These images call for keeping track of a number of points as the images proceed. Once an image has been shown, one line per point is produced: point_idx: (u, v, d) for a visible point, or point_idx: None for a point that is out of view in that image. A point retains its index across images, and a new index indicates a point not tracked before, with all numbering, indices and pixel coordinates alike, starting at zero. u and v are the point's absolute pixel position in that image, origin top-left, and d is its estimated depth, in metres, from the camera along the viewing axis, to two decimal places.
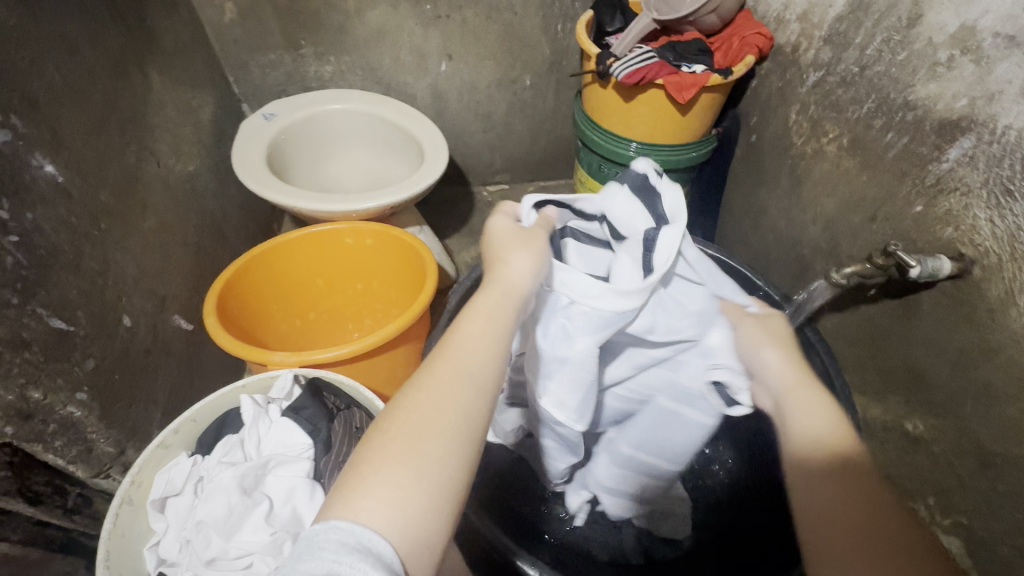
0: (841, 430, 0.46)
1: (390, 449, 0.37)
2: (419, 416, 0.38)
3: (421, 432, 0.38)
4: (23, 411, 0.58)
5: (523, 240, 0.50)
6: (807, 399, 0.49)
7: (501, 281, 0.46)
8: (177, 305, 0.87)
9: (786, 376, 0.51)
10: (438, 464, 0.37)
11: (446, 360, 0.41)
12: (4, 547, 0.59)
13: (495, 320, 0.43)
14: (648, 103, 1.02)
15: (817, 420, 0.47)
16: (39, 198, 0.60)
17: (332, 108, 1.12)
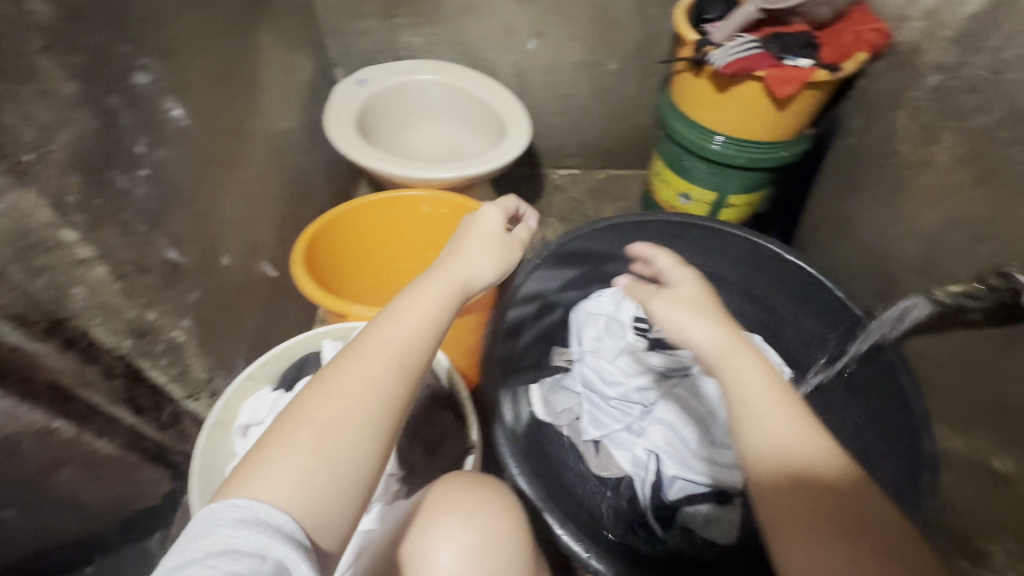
0: (811, 448, 0.43)
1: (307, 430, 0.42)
2: (340, 399, 0.43)
3: (333, 418, 0.42)
4: (138, 329, 0.63)
5: (496, 245, 0.60)
6: (751, 377, 0.48)
7: (459, 273, 0.55)
8: (266, 253, 0.92)
9: (719, 346, 0.51)
10: (351, 447, 0.42)
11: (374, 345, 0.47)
12: (110, 446, 0.71)
13: (432, 308, 0.51)
14: (742, 96, 0.98)
15: (778, 416, 0.45)
16: (167, 138, 0.65)
17: (420, 79, 1.15)
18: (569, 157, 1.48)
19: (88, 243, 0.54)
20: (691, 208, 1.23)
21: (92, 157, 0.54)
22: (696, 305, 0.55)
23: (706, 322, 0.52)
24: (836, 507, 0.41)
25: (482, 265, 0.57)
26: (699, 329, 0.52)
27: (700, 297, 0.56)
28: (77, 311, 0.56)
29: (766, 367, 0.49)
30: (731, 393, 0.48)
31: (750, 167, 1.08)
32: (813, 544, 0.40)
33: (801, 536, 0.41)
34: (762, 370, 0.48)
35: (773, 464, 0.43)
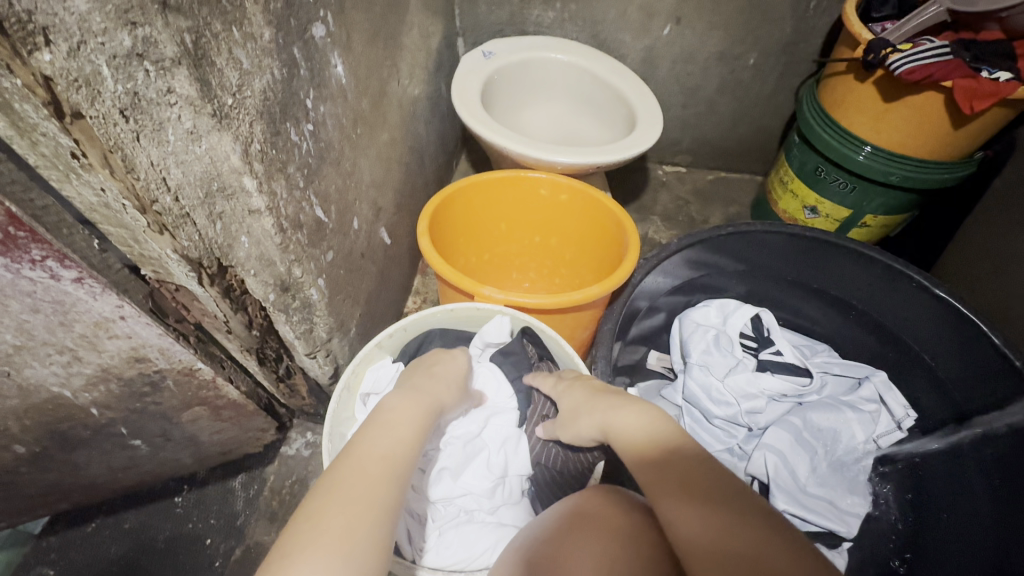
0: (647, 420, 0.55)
1: (322, 533, 0.40)
2: (347, 507, 0.42)
3: (347, 527, 0.41)
4: (283, 283, 0.63)
5: (438, 362, 0.65)
6: (630, 416, 0.56)
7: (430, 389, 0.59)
8: (385, 219, 0.91)
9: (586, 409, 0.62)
10: (370, 545, 0.41)
11: (377, 449, 0.48)
12: (235, 394, 0.72)
13: (421, 414, 0.54)
14: (915, 107, 0.88)
15: (640, 426, 0.55)
16: (330, 94, 0.64)
17: (548, 57, 1.11)
18: (679, 153, 1.40)
19: (263, 194, 0.53)
20: (816, 222, 1.14)
21: (275, 107, 0.53)
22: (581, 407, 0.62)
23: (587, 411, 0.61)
24: (695, 470, 0.49)
25: (453, 396, 0.62)
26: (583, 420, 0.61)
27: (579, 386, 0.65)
28: (239, 259, 0.56)
29: (639, 407, 0.57)
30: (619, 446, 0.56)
31: (901, 186, 0.98)
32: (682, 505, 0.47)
33: (670, 500, 0.47)
34: (635, 413, 0.57)
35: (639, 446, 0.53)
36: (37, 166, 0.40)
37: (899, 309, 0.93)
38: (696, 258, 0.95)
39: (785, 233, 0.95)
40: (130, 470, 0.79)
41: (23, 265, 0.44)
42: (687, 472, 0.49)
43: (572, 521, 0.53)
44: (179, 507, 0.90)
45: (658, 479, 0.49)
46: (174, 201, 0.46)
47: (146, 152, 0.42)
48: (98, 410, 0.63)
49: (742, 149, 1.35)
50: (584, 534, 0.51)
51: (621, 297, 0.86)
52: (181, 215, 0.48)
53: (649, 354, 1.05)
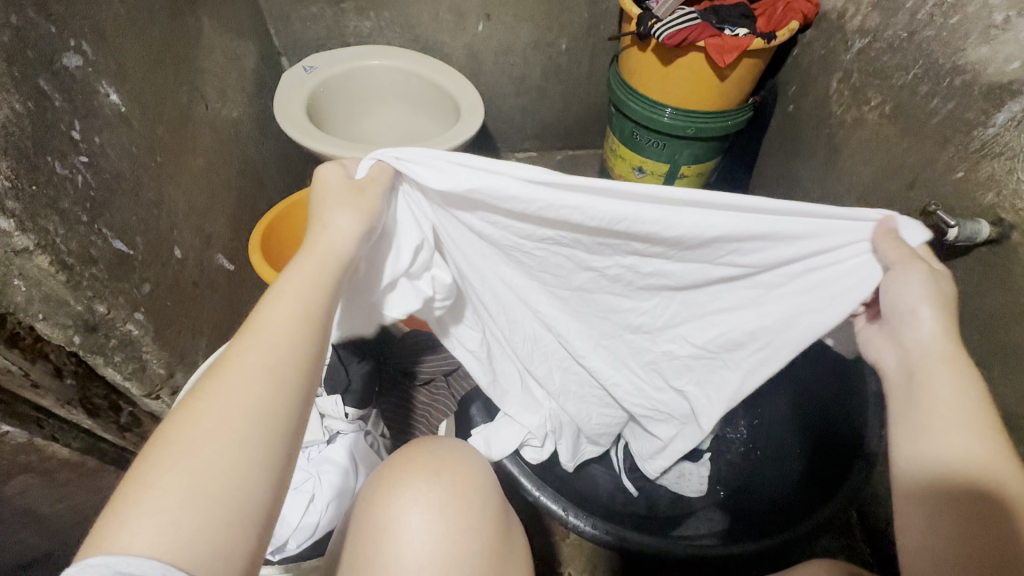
0: (971, 453, 0.41)
1: (182, 457, 0.33)
2: (228, 399, 0.35)
3: (206, 454, 0.33)
4: (88, 323, 0.61)
5: (344, 197, 0.44)
6: (947, 390, 0.42)
7: (321, 247, 0.42)
8: (220, 245, 0.90)
9: (938, 352, 0.43)
10: (238, 465, 0.33)
11: (257, 341, 0.37)
12: (67, 451, 0.68)
13: (313, 294, 0.40)
14: (686, 67, 1.02)
15: (954, 417, 0.42)
16: (105, 123, 0.63)
17: (370, 64, 1.14)
18: (526, 140, 1.49)
19: (27, 232, 0.51)
20: (645, 180, 1.27)
21: (25, 143, 0.51)
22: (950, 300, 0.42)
23: (943, 316, 0.43)
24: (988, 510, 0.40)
25: (355, 222, 0.43)
26: (930, 323, 0.43)
27: (948, 298, 0.42)
28: (20, 304, 0.54)
29: (974, 385, 0.42)
30: (930, 396, 0.43)
31: (698, 137, 1.13)
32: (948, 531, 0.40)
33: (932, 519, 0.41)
34: (968, 387, 0.42)
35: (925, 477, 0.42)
36: None
37: None
38: None
39: None
40: None
41: None
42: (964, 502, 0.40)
43: (418, 479, 0.49)
44: None
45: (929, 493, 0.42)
46: None
47: None
48: None
49: (580, 127, 1.47)
50: (425, 498, 0.48)
51: None
52: None
53: None
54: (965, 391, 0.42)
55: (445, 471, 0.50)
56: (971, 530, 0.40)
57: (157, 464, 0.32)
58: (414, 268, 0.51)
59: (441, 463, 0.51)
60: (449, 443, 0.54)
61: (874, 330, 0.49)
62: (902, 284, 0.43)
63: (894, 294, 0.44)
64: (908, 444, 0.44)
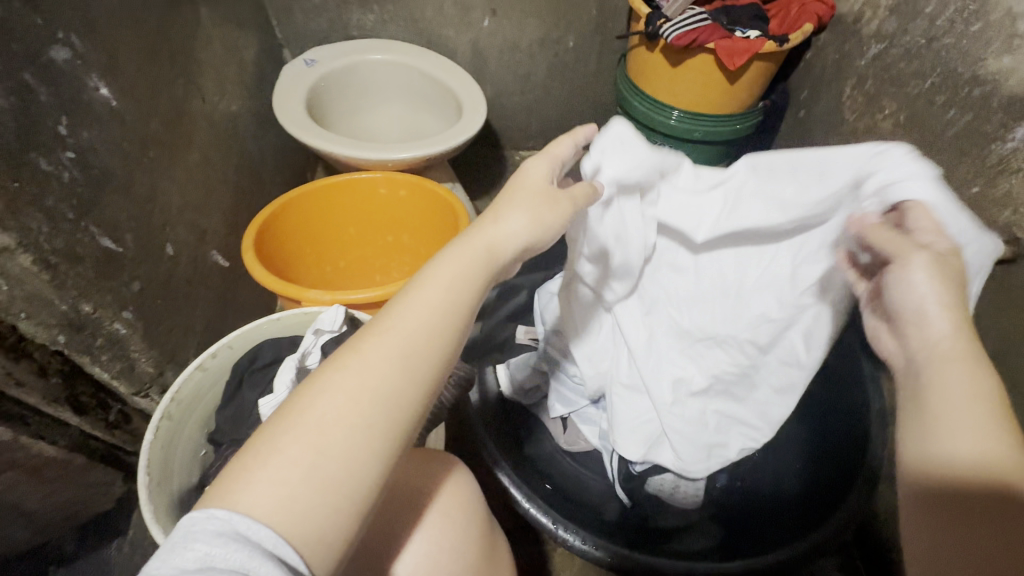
0: (992, 449, 0.31)
1: (322, 422, 0.34)
2: (363, 382, 0.35)
3: (336, 428, 0.34)
4: (74, 322, 0.60)
5: (539, 199, 0.44)
6: (966, 382, 0.33)
7: (485, 242, 0.42)
8: (215, 242, 0.88)
9: (938, 343, 0.35)
10: (362, 450, 0.34)
11: (396, 327, 0.37)
12: (53, 449, 0.67)
13: (455, 293, 0.39)
14: (695, 69, 0.99)
15: (966, 414, 0.32)
16: (94, 118, 0.61)
17: (372, 58, 1.12)
18: (531, 138, 1.47)
19: (7, 230, 0.50)
20: None
21: (6, 138, 0.50)
22: (967, 287, 0.36)
23: (963, 308, 0.35)
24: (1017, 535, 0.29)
25: (523, 223, 0.43)
26: (929, 289, 0.36)
27: (954, 278, 0.36)
28: (2, 303, 0.53)
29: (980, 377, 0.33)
30: (934, 390, 0.34)
31: (706, 141, 1.11)
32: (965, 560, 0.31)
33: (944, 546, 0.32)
34: (972, 373, 0.33)
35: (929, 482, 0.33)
36: None
37: None
38: None
39: None
40: None
41: None
42: (984, 518, 0.31)
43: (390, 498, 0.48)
44: None
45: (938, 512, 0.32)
46: None
47: None
48: None
49: (586, 126, 1.44)
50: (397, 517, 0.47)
51: None
52: None
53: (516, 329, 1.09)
54: (982, 385, 0.33)
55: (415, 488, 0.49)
56: (982, 551, 0.30)
57: (291, 428, 0.34)
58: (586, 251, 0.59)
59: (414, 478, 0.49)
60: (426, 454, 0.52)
61: (883, 319, 0.41)
62: (909, 275, 0.37)
63: (902, 286, 0.37)
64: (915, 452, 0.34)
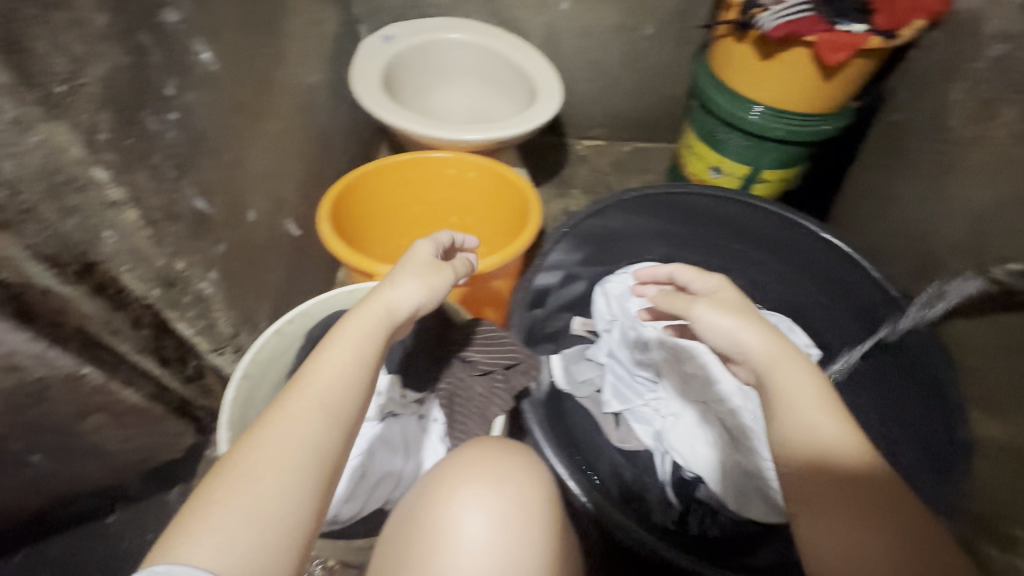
0: (849, 446, 0.46)
1: (247, 480, 0.38)
2: (287, 432, 0.40)
3: (266, 477, 0.38)
4: (167, 278, 0.62)
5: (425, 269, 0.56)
6: (803, 384, 0.50)
7: (386, 302, 0.51)
8: (289, 211, 0.90)
9: (770, 354, 0.52)
10: (289, 493, 0.38)
11: (313, 382, 0.43)
12: (137, 398, 0.70)
13: (365, 345, 0.47)
14: (788, 64, 0.94)
15: (810, 410, 0.48)
16: (196, 81, 0.63)
17: (448, 38, 1.11)
18: (594, 127, 1.42)
19: (120, 185, 0.52)
20: (721, 182, 1.20)
21: (123, 96, 0.51)
22: (746, 314, 0.56)
23: (755, 327, 0.54)
24: (867, 490, 0.44)
25: (408, 288, 0.53)
26: (754, 338, 0.54)
27: (731, 305, 0.58)
28: (108, 255, 0.55)
29: (812, 376, 0.51)
30: (775, 393, 0.51)
31: (789, 140, 1.05)
32: (839, 522, 0.43)
33: (822, 518, 0.44)
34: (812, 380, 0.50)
35: (798, 457, 0.47)
36: None
37: (792, 249, 1.01)
38: (588, 221, 0.98)
39: (662, 191, 1.00)
40: (41, 491, 0.76)
41: None
42: (839, 491, 0.45)
43: (447, 481, 0.49)
44: (108, 527, 0.89)
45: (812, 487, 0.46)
46: (9, 197, 0.44)
47: None
48: None
49: (654, 119, 1.39)
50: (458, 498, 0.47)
51: (531, 267, 0.91)
52: (24, 212, 0.46)
53: (572, 320, 1.09)
54: (821, 392, 0.49)
55: (475, 471, 0.49)
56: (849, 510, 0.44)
57: (225, 487, 0.38)
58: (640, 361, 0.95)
59: (468, 460, 0.51)
60: (478, 441, 0.54)
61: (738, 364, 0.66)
62: (703, 314, 0.57)
63: (701, 317, 0.57)
64: (780, 441, 0.48)
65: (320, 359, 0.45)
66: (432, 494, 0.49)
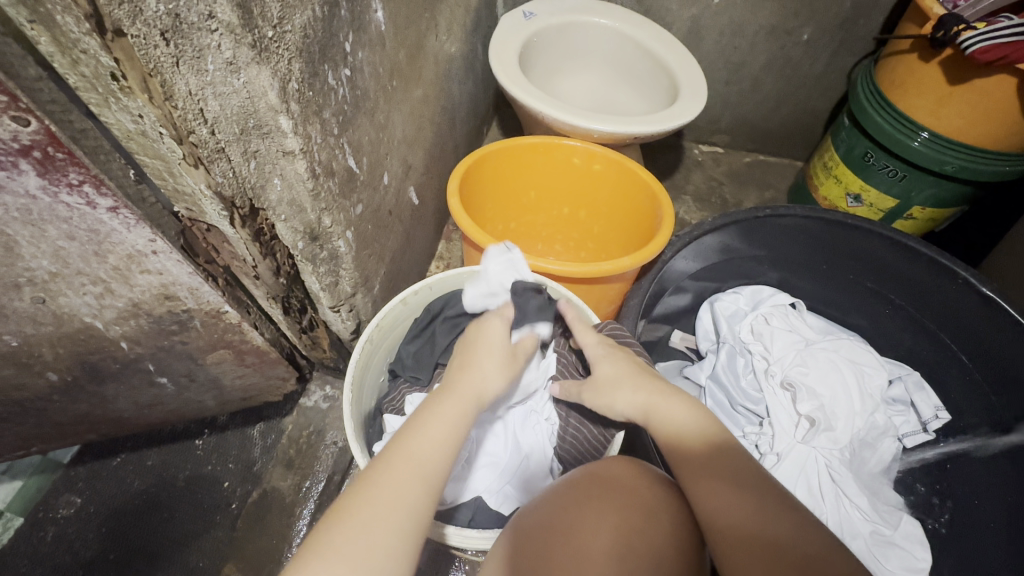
0: (704, 426, 0.52)
1: (343, 549, 0.39)
2: (394, 497, 0.42)
3: (369, 545, 0.39)
4: (312, 232, 0.62)
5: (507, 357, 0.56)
6: (676, 411, 0.54)
7: (476, 385, 0.51)
8: (413, 179, 0.89)
9: (641, 407, 0.56)
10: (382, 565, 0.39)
11: (415, 453, 0.44)
12: (260, 340, 0.72)
13: (459, 424, 0.48)
14: (982, 91, 0.83)
15: (684, 426, 0.53)
16: (368, 39, 0.62)
17: (592, 22, 1.07)
18: (717, 133, 1.34)
19: (298, 135, 0.51)
20: (857, 212, 1.10)
21: (315, 47, 0.51)
22: (620, 378, 0.59)
23: (631, 388, 0.58)
24: (735, 461, 0.49)
25: (497, 379, 0.53)
26: (627, 398, 0.58)
27: (623, 359, 0.61)
28: (271, 203, 0.56)
29: (689, 401, 0.55)
30: (661, 434, 0.54)
31: (958, 177, 0.93)
32: (736, 494, 0.46)
33: (701, 481, 0.48)
34: (691, 408, 0.54)
35: (695, 446, 0.51)
36: (77, 87, 0.41)
37: (935, 302, 0.90)
38: (714, 235, 0.91)
39: (803, 214, 0.91)
40: (157, 409, 0.81)
41: (60, 188, 0.43)
42: (719, 459, 0.49)
43: (578, 489, 0.51)
44: (200, 450, 0.94)
45: (699, 467, 0.49)
46: (210, 134, 0.46)
47: (185, 80, 0.42)
48: (128, 344, 0.64)
49: (785, 132, 1.29)
50: (601, 506, 0.48)
51: (650, 273, 0.86)
52: (216, 149, 0.47)
53: (672, 333, 1.05)
54: (687, 406, 0.54)
55: (622, 487, 0.50)
56: (727, 469, 0.48)
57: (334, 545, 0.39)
58: (752, 396, 0.90)
59: (601, 474, 0.52)
60: (605, 458, 0.55)
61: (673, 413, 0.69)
62: (612, 395, 0.59)
63: (593, 390, 0.61)
64: (673, 445, 0.52)
65: (420, 426, 0.46)
66: (570, 498, 0.50)
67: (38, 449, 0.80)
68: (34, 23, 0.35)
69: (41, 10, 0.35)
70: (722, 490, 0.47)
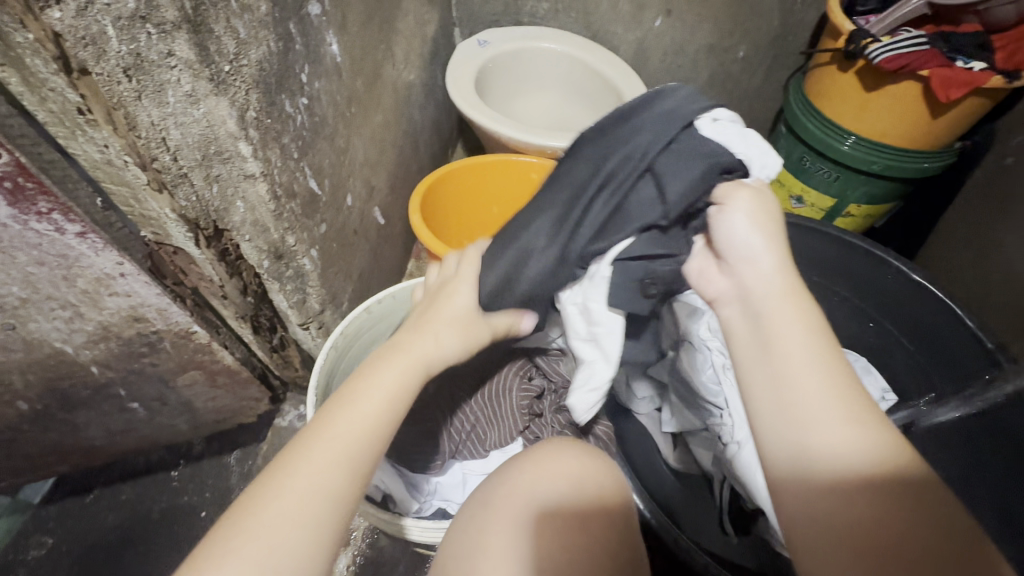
0: (834, 405, 0.40)
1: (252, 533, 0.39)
2: (307, 486, 0.41)
3: (280, 526, 0.40)
4: (276, 251, 0.65)
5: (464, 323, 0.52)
6: (797, 351, 0.42)
7: (419, 353, 0.49)
8: (378, 200, 0.93)
9: (779, 288, 0.44)
10: (294, 552, 0.40)
11: (333, 433, 0.43)
12: (230, 360, 0.74)
13: (388, 401, 0.46)
14: (893, 95, 0.91)
15: (804, 393, 0.41)
16: (325, 70, 0.67)
17: (544, 47, 1.14)
18: None
19: (258, 159, 0.55)
20: (802, 212, 1.17)
21: (271, 78, 0.55)
22: (755, 228, 0.47)
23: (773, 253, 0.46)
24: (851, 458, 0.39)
25: (449, 343, 0.51)
26: (764, 261, 0.46)
27: (765, 213, 0.48)
28: (235, 224, 0.59)
29: (815, 315, 0.44)
30: (782, 353, 0.42)
31: (886, 175, 1.01)
32: (846, 498, 0.38)
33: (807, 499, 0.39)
34: (805, 331, 0.43)
35: (804, 446, 0.40)
36: (46, 123, 0.44)
37: (874, 291, 0.95)
38: None
39: None
40: (129, 436, 0.81)
41: (30, 217, 0.46)
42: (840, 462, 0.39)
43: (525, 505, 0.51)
44: (175, 480, 0.94)
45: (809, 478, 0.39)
46: (173, 160, 0.50)
47: (147, 112, 0.45)
48: (98, 368, 0.66)
49: None
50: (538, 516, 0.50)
51: None
52: (180, 175, 0.51)
53: None
54: (812, 353, 0.42)
55: (550, 468, 0.53)
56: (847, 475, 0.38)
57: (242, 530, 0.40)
58: None
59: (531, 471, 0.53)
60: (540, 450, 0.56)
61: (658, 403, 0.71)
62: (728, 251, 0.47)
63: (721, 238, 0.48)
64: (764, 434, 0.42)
65: (348, 404, 0.45)
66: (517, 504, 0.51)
67: (6, 483, 0.80)
68: (5, 66, 0.39)
69: (12, 54, 0.38)
70: (837, 502, 0.38)
